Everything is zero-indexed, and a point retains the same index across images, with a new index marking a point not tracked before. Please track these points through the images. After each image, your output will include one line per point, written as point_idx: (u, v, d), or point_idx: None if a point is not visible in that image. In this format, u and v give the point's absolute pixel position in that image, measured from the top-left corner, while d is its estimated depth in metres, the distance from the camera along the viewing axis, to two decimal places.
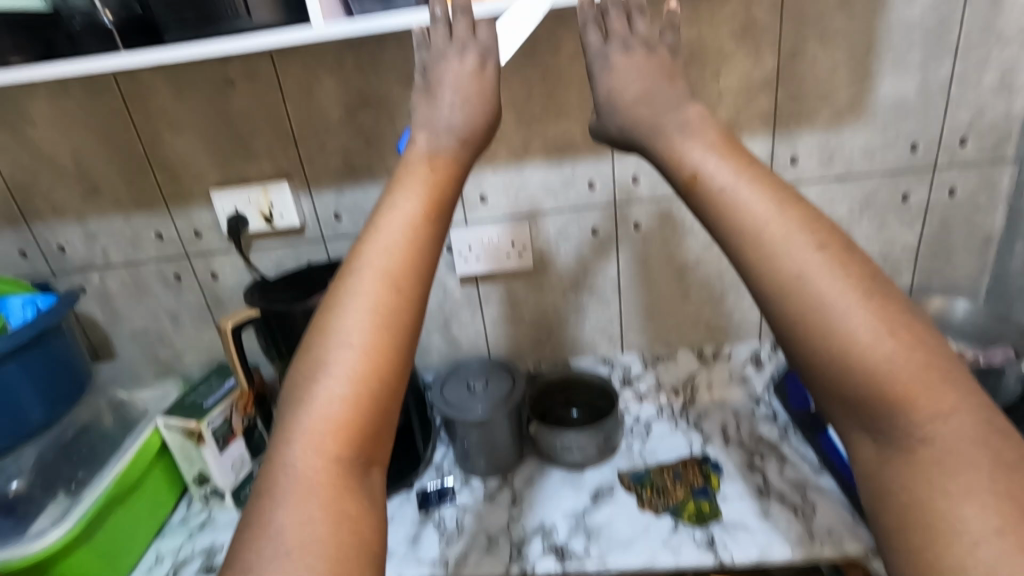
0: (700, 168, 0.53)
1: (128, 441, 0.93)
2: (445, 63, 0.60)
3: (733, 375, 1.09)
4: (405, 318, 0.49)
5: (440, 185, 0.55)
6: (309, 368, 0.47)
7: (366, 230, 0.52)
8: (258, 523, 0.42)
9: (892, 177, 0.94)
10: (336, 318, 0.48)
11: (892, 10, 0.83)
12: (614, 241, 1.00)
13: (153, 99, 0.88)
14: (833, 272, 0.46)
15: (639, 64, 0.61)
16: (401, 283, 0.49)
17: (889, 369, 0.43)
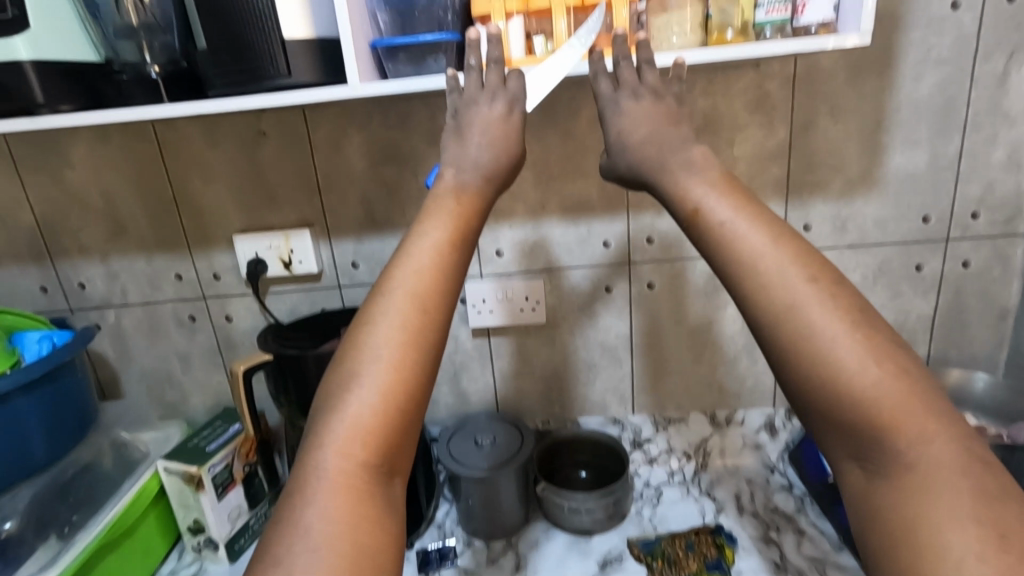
0: (699, 205, 0.55)
1: (126, 485, 0.91)
2: (475, 107, 0.63)
3: (746, 443, 1.06)
4: (432, 336, 0.51)
5: (466, 216, 0.58)
6: (342, 379, 0.49)
7: (398, 252, 0.55)
8: (287, 524, 0.44)
9: (904, 247, 0.95)
10: (367, 334, 0.51)
11: (901, 88, 0.87)
12: (628, 300, 1.00)
13: (188, 146, 0.92)
14: (850, 335, 0.45)
15: (643, 110, 0.62)
16: (430, 301, 0.52)
17: (874, 395, 0.44)
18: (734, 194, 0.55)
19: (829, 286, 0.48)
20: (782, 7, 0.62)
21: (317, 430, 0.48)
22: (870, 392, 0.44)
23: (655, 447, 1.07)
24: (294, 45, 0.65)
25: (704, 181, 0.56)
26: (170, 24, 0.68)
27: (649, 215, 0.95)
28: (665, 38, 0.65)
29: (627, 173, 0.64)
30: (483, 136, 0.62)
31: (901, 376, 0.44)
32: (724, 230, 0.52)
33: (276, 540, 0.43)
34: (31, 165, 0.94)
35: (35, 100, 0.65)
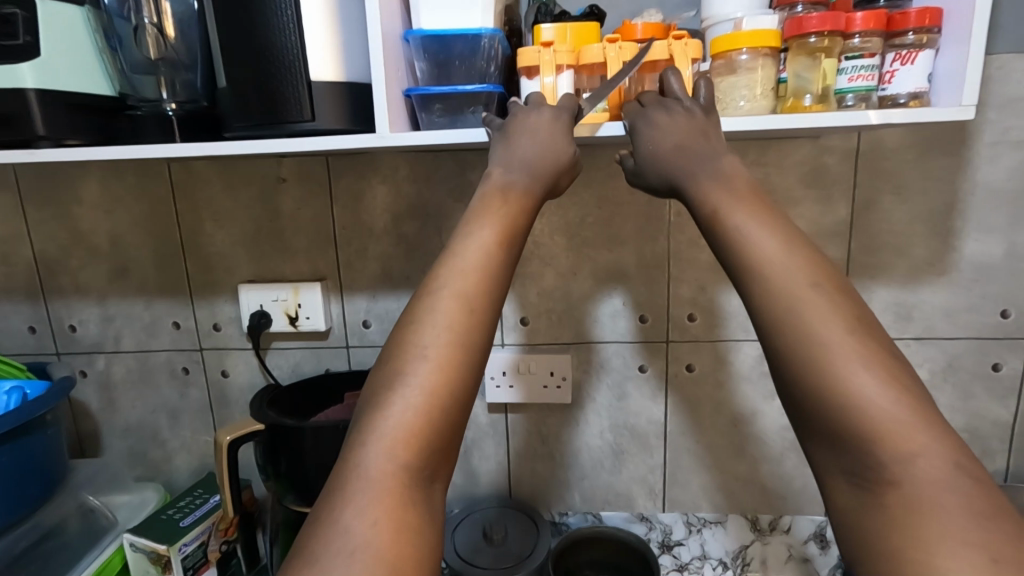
0: (716, 207, 0.51)
1: (83, 563, 0.80)
2: (525, 116, 0.57)
3: (793, 555, 0.89)
4: (479, 339, 0.47)
5: (515, 215, 0.53)
6: (386, 377, 0.45)
7: (443, 254, 0.51)
8: (322, 526, 0.40)
9: (979, 344, 0.84)
10: (413, 331, 0.47)
11: (975, 170, 0.79)
12: (665, 383, 0.90)
13: (202, 189, 0.87)
14: (892, 401, 0.41)
15: (665, 123, 0.54)
16: (476, 305, 0.48)
17: (860, 400, 0.41)
18: (755, 200, 0.51)
19: (839, 297, 0.45)
20: (869, 74, 0.54)
21: (357, 431, 0.44)
22: (857, 397, 0.41)
23: (687, 551, 0.91)
24: (320, 86, 0.59)
25: (729, 193, 0.51)
26: (194, 61, 0.64)
27: (689, 289, 0.87)
28: (730, 102, 0.57)
29: (656, 181, 0.57)
30: (542, 133, 0.56)
31: (889, 382, 0.41)
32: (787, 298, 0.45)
33: (309, 544, 0.40)
34: (38, 201, 0.90)
35: (36, 131, 0.60)
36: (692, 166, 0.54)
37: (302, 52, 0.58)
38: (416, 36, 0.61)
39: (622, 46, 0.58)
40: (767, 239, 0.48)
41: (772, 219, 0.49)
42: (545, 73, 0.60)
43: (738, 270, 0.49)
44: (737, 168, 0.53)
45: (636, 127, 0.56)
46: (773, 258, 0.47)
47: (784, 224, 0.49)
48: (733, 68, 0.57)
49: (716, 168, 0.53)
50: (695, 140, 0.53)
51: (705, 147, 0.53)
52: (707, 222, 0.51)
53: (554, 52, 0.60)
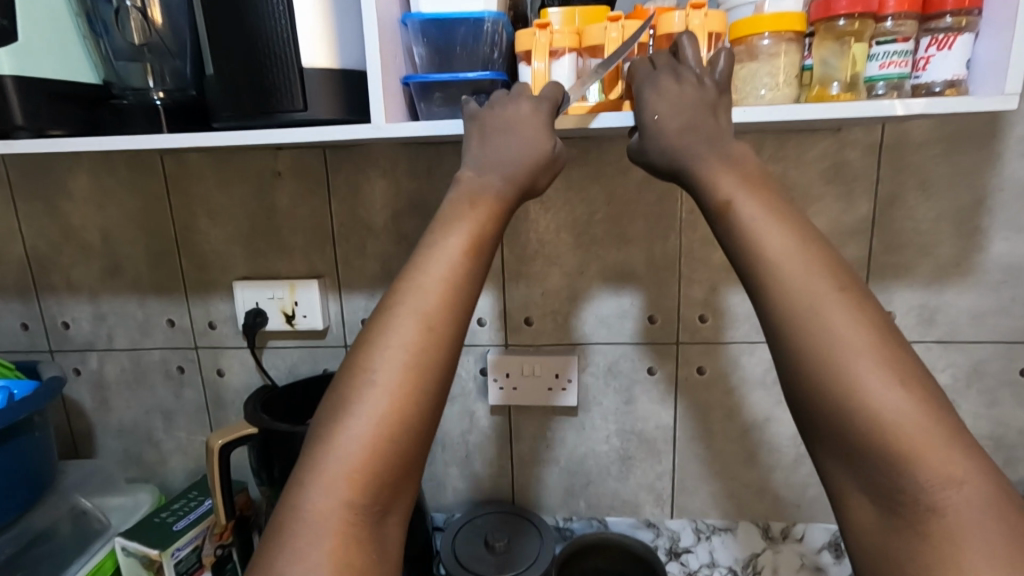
0: (730, 198, 0.47)
1: (74, 566, 0.77)
2: (509, 105, 0.53)
3: (805, 565, 0.86)
4: (438, 363, 0.44)
5: (484, 223, 0.49)
6: (337, 404, 0.43)
7: (404, 269, 0.47)
8: (263, 568, 0.39)
9: (1006, 348, 0.80)
10: (367, 353, 0.44)
11: (1005, 165, 0.74)
12: (673, 387, 0.87)
13: (195, 183, 0.84)
14: (929, 421, 0.38)
15: (670, 92, 0.50)
16: (435, 328, 0.45)
17: (892, 420, 0.38)
18: (761, 187, 0.47)
19: (863, 300, 0.42)
20: (902, 60, 0.51)
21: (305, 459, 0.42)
22: (890, 416, 0.38)
23: (695, 559, 0.88)
24: (312, 74, 0.56)
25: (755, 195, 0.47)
26: (183, 49, 0.61)
27: (701, 290, 0.83)
28: (749, 91, 0.54)
29: (661, 167, 0.52)
30: (518, 135, 0.52)
31: (920, 401, 0.38)
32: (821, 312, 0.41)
33: None
34: (28, 195, 0.87)
35: (14, 121, 0.58)
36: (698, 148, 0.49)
37: (294, 38, 0.55)
38: (414, 19, 0.57)
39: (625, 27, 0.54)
40: (784, 240, 0.44)
41: (801, 229, 0.45)
42: (537, 57, 0.56)
43: (750, 269, 0.45)
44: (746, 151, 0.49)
45: (639, 88, 0.52)
46: (795, 266, 0.43)
47: (791, 212, 0.46)
48: (754, 54, 0.54)
49: (725, 151, 0.49)
50: (707, 119, 0.50)
51: (715, 125, 0.50)
52: (715, 211, 0.47)
53: (550, 35, 0.56)
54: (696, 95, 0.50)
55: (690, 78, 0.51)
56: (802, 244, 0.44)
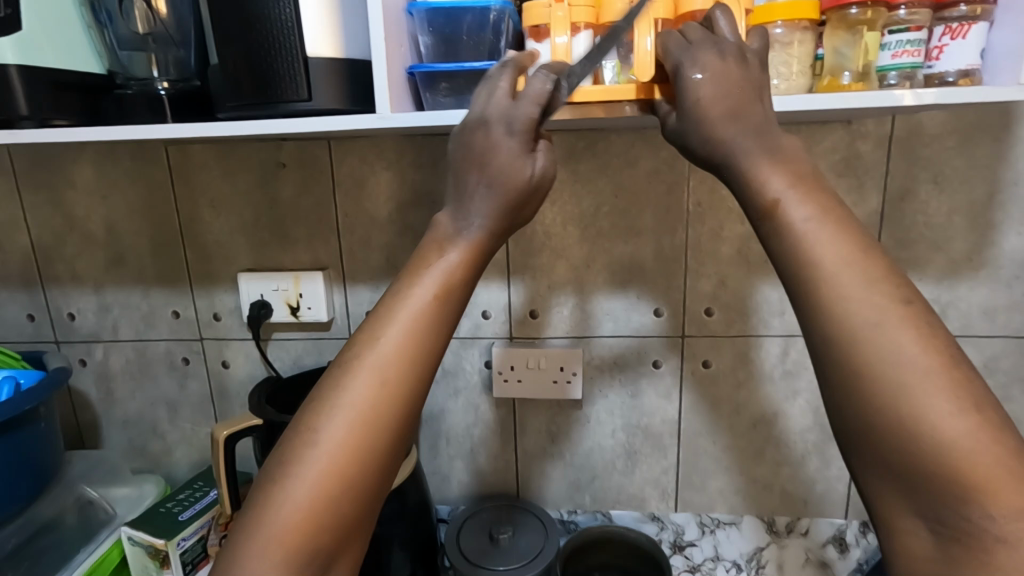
0: (778, 197, 0.44)
1: (78, 558, 0.78)
2: (482, 129, 0.49)
3: (810, 560, 0.86)
4: (393, 423, 0.44)
5: (456, 278, 0.47)
6: (287, 454, 0.43)
7: (369, 320, 0.47)
8: None
9: (1018, 344, 0.79)
10: (323, 412, 0.43)
11: (1018, 157, 0.73)
12: (678, 381, 0.87)
13: (200, 174, 0.84)
14: (1001, 447, 0.36)
15: (716, 69, 0.46)
16: (393, 387, 0.44)
17: (959, 447, 0.36)
18: (816, 188, 0.44)
19: (925, 317, 0.40)
20: (915, 49, 0.50)
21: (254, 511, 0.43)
22: (960, 442, 0.36)
23: (699, 552, 0.88)
24: (317, 63, 0.56)
25: (783, 174, 0.44)
26: (187, 39, 0.62)
27: (709, 284, 0.82)
28: None
29: (698, 154, 0.49)
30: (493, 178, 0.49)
31: (992, 430, 0.37)
32: (839, 299, 0.40)
33: None
34: (33, 185, 0.87)
35: (18, 111, 0.58)
36: (728, 135, 0.46)
37: (299, 26, 0.55)
38: (420, 7, 0.57)
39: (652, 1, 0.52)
40: (837, 249, 0.42)
41: (857, 238, 0.42)
42: (557, 31, 0.54)
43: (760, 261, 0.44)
44: (796, 145, 0.46)
45: (678, 67, 0.47)
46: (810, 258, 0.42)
47: (817, 200, 0.44)
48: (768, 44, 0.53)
49: (770, 143, 0.46)
50: (752, 105, 0.46)
51: (761, 110, 0.46)
52: (762, 213, 0.44)
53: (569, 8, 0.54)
54: (740, 76, 0.46)
55: (731, 52, 0.47)
56: (829, 236, 0.42)
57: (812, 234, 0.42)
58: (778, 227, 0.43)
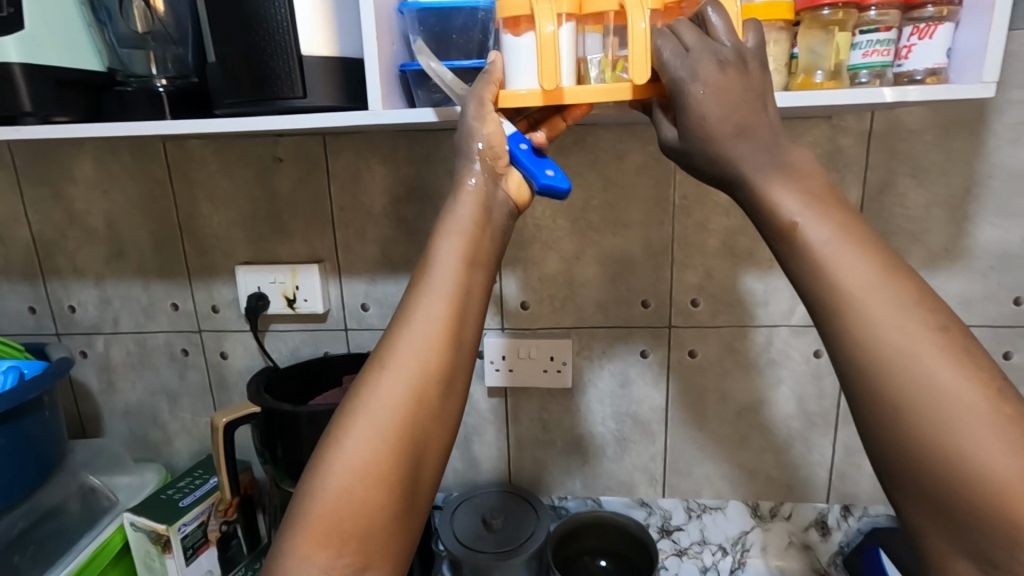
0: (796, 219, 0.44)
1: (82, 542, 0.80)
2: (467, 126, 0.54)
3: (794, 543, 0.91)
4: (425, 420, 0.47)
5: (468, 279, 0.51)
6: (324, 455, 0.45)
7: (394, 325, 0.49)
8: None
9: (993, 333, 0.81)
10: (343, 421, 0.46)
11: (994, 151, 0.75)
12: (666, 370, 0.89)
13: (198, 169, 0.86)
14: None
15: (718, 84, 0.47)
16: (422, 385, 0.47)
17: (1010, 482, 0.35)
18: (833, 205, 0.44)
19: (965, 343, 0.39)
20: (885, 48, 0.53)
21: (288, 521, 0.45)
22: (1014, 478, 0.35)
23: (686, 536, 0.93)
24: (312, 61, 0.58)
25: (795, 188, 0.45)
26: (184, 36, 0.64)
27: (695, 275, 0.85)
28: None
29: (707, 172, 0.50)
30: (473, 193, 0.54)
31: None
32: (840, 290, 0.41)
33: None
34: (34, 180, 0.89)
35: (22, 108, 0.60)
36: (730, 141, 0.47)
37: (294, 26, 0.56)
38: (411, 7, 0.59)
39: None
40: (863, 267, 0.42)
41: (886, 260, 0.42)
42: (545, 21, 0.51)
43: None
44: (808, 160, 0.47)
45: (676, 75, 0.48)
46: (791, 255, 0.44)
47: (828, 201, 0.45)
48: None
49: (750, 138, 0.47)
50: (754, 115, 0.47)
51: (764, 121, 0.47)
52: (778, 233, 0.45)
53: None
54: (739, 86, 0.47)
55: (731, 59, 0.47)
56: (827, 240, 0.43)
57: (831, 257, 0.42)
58: (793, 249, 0.44)
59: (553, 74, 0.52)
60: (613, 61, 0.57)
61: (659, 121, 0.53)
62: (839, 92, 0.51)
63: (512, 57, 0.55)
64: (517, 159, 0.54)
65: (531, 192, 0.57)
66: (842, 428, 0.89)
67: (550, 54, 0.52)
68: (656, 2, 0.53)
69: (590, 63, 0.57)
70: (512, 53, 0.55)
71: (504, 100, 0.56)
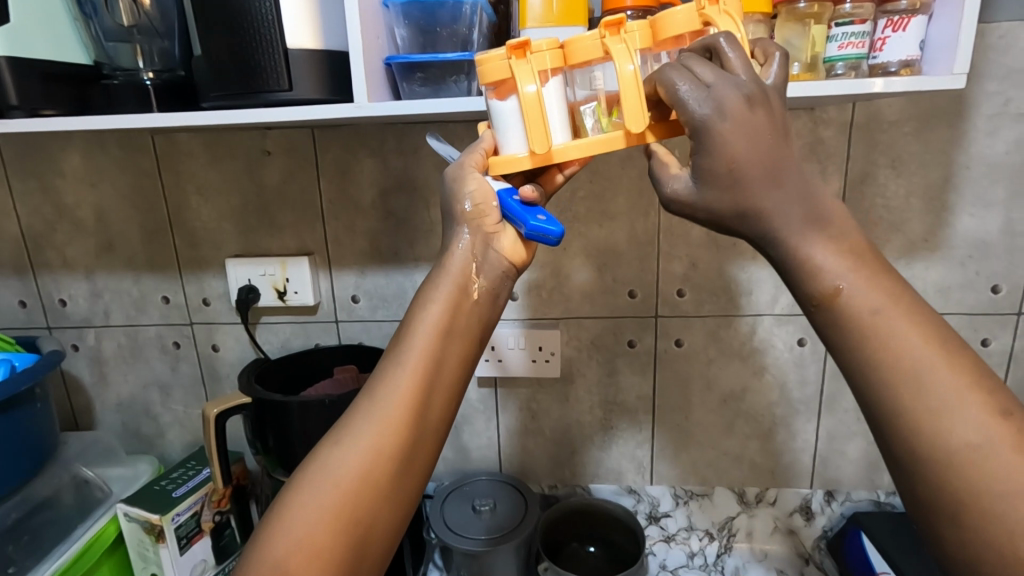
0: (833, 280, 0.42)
1: (78, 531, 0.81)
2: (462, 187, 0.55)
3: (779, 528, 0.92)
4: (384, 485, 0.47)
5: (447, 347, 0.52)
6: (278, 512, 0.46)
7: (368, 386, 0.51)
8: None
9: (971, 321, 0.83)
10: (296, 486, 0.47)
11: (973, 142, 0.77)
12: (652, 360, 0.90)
13: (187, 162, 0.86)
14: None
15: (740, 117, 0.43)
16: (384, 451, 0.48)
17: None
18: (879, 269, 0.42)
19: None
20: (859, 41, 0.54)
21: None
22: None
23: (674, 523, 0.94)
24: (297, 54, 0.58)
25: (832, 246, 0.43)
26: (170, 30, 0.64)
27: (680, 265, 0.86)
28: None
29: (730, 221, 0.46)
30: (459, 255, 0.56)
31: None
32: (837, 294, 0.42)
33: None
34: (23, 174, 0.89)
35: (9, 101, 0.60)
36: (758, 186, 0.44)
37: (278, 20, 0.57)
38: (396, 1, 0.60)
39: (628, 35, 0.50)
40: (912, 340, 0.40)
41: (939, 333, 0.40)
42: (526, 81, 0.50)
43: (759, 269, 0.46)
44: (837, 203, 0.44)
45: (697, 113, 0.44)
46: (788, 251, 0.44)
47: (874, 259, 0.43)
48: None
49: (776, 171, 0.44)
50: (783, 148, 0.44)
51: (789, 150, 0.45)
52: (816, 301, 0.42)
53: (533, 58, 0.50)
54: (766, 123, 0.43)
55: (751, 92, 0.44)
56: (829, 263, 0.43)
57: (875, 319, 0.40)
58: (829, 319, 0.42)
59: (542, 137, 0.51)
60: (608, 107, 0.54)
61: (662, 173, 0.49)
62: (823, 83, 0.52)
63: (500, 122, 0.53)
64: (507, 210, 0.55)
65: (527, 249, 0.59)
66: (824, 415, 0.90)
67: (536, 117, 0.50)
68: (644, 41, 0.51)
69: (584, 113, 0.54)
70: (499, 118, 0.53)
71: (496, 165, 0.55)
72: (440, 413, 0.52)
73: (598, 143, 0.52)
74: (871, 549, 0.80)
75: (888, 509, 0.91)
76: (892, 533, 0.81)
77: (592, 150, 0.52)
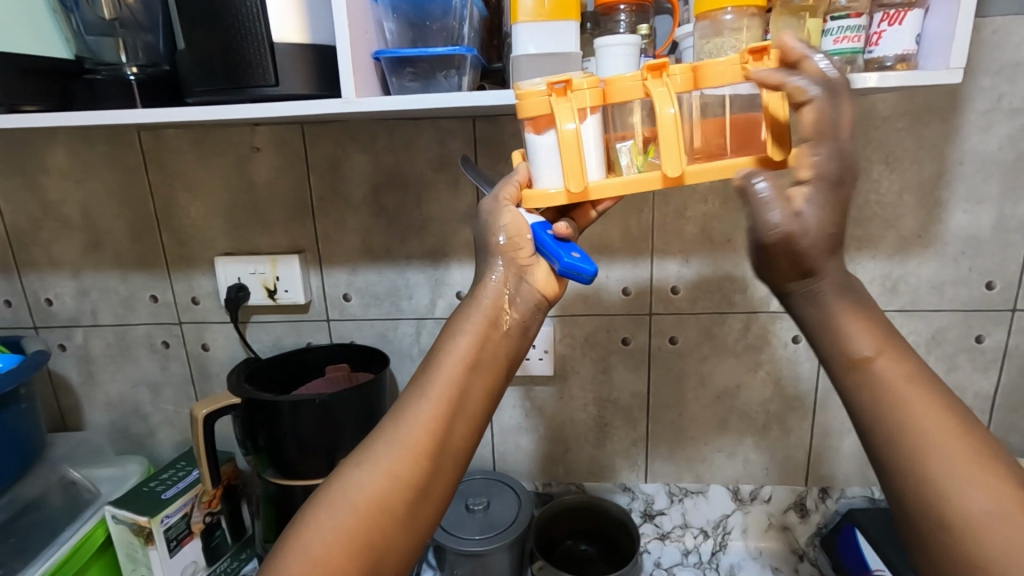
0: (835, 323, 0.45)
1: (66, 533, 0.80)
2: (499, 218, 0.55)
3: (773, 525, 0.93)
4: (400, 512, 0.46)
5: (473, 377, 0.52)
6: (293, 532, 0.46)
7: (393, 412, 0.50)
8: None
9: (964, 317, 0.83)
10: (313, 508, 0.46)
11: (966, 137, 0.76)
12: (647, 357, 0.90)
13: (174, 158, 0.85)
14: None
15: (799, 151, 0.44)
16: (403, 479, 0.47)
17: None
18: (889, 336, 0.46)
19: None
20: (854, 35, 0.54)
21: None
22: None
23: (669, 520, 0.95)
24: (284, 49, 0.57)
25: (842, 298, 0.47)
26: (154, 25, 0.63)
27: (674, 262, 0.85)
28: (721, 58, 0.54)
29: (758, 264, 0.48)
30: (493, 286, 0.55)
31: None
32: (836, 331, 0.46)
33: None
34: (6, 171, 0.87)
35: None
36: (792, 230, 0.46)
37: (263, 13, 0.55)
38: None
39: (669, 79, 0.49)
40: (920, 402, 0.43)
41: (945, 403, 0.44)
42: (565, 118, 0.49)
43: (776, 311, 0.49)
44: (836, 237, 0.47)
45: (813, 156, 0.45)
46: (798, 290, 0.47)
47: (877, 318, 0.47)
48: (718, 30, 0.55)
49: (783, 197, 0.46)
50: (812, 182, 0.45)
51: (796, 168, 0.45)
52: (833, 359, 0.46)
53: (573, 96, 0.50)
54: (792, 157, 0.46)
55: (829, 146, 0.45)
56: (839, 303, 0.46)
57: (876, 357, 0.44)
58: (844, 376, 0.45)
59: (577, 175, 0.50)
60: (643, 145, 0.53)
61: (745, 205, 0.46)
62: None
63: (535, 157, 0.53)
64: (541, 243, 0.55)
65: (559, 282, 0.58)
66: (818, 412, 0.90)
67: (572, 154, 0.50)
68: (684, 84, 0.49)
69: (620, 151, 0.53)
70: (533, 152, 0.53)
71: (531, 199, 0.54)
72: (465, 445, 0.51)
73: (629, 182, 0.51)
74: (865, 546, 0.80)
75: (881, 505, 0.91)
76: (885, 529, 0.81)
77: (625, 188, 0.51)
